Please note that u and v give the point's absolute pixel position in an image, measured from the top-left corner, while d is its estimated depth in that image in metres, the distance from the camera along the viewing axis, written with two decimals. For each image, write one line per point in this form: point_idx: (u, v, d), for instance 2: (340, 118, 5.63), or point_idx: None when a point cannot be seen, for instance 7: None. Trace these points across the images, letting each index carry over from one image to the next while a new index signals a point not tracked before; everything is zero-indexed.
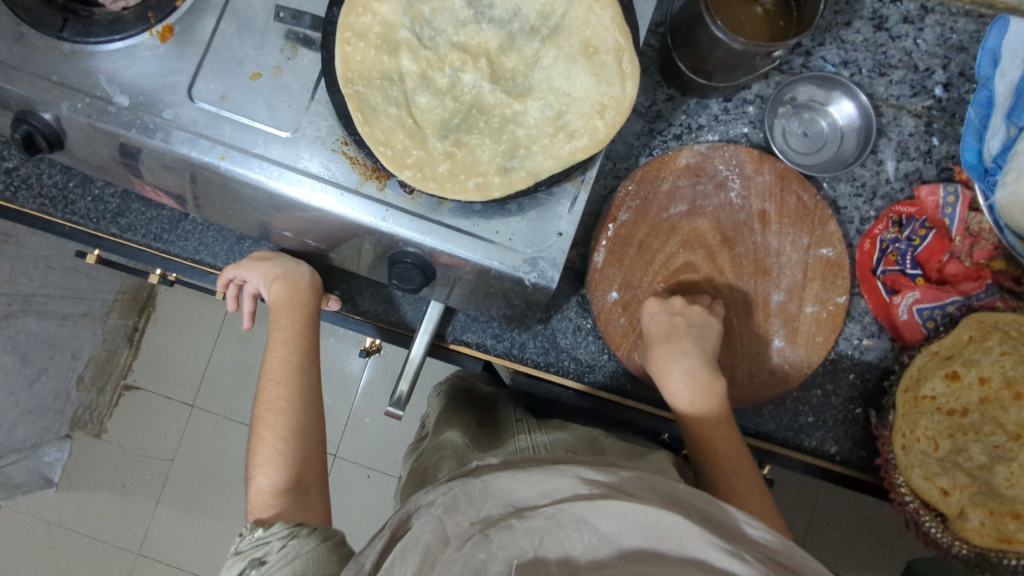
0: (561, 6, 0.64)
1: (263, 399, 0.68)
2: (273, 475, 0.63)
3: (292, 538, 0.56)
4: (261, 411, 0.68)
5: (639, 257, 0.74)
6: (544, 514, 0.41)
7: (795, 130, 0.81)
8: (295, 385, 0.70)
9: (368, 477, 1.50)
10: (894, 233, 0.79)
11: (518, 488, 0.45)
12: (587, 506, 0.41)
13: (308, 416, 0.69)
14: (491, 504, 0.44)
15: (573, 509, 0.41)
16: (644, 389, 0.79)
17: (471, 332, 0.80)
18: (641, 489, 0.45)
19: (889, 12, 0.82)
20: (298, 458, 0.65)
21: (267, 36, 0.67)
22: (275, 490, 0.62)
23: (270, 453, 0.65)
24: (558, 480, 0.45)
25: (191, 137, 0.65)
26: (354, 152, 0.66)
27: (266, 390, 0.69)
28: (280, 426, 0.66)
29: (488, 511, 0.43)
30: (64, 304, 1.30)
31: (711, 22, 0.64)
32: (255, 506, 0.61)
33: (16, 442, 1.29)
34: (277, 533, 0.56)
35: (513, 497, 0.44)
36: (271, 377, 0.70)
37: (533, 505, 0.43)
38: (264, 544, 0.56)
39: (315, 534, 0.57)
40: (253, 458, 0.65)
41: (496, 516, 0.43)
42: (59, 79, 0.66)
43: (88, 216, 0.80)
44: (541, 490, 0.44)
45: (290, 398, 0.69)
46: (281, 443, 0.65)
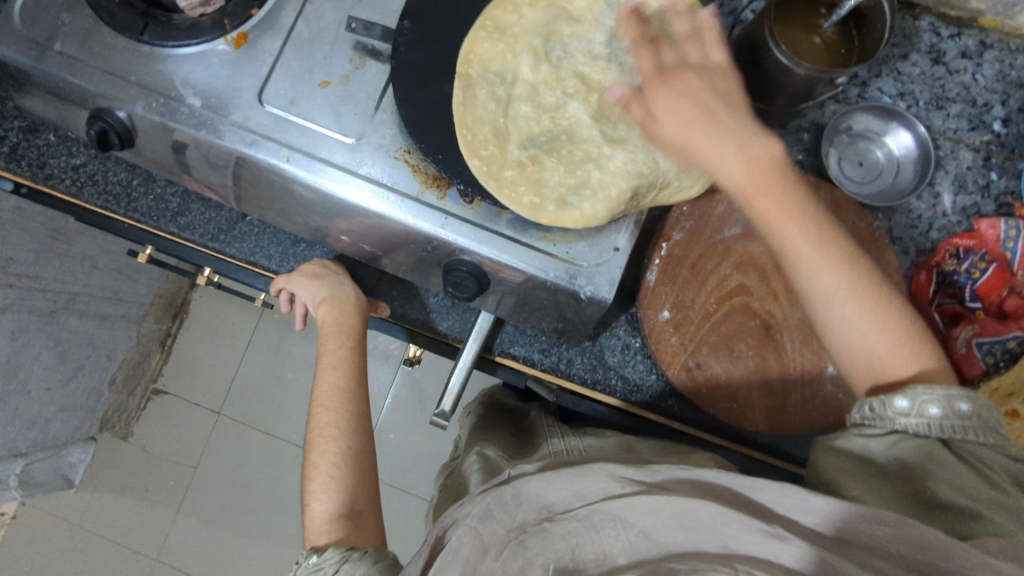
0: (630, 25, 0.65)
1: (315, 426, 0.68)
2: (326, 500, 0.63)
3: (345, 563, 0.55)
4: (312, 437, 0.68)
5: (691, 277, 0.75)
6: (577, 517, 0.41)
7: (851, 158, 0.80)
8: (345, 411, 0.69)
9: (391, 495, 1.48)
10: (952, 265, 0.77)
11: (550, 490, 0.44)
12: (620, 503, 0.40)
13: (359, 441, 0.68)
14: (525, 510, 0.44)
15: (607, 507, 0.40)
16: (691, 412, 0.78)
17: (518, 345, 0.80)
18: (676, 483, 0.42)
19: (947, 47, 0.83)
20: (352, 485, 0.65)
21: (337, 46, 0.69)
22: (329, 516, 0.62)
23: (324, 479, 0.64)
24: (590, 479, 0.43)
25: (259, 139, 0.67)
26: (416, 161, 0.67)
27: (317, 416, 0.70)
28: (331, 452, 0.66)
29: (522, 518, 0.43)
30: (105, 304, 1.32)
31: (776, 48, 0.65)
32: (311, 533, 0.61)
33: (48, 439, 1.30)
34: (330, 559, 0.56)
35: (546, 500, 0.43)
36: (321, 404, 0.70)
37: (565, 508, 0.42)
38: (317, 571, 0.56)
39: (366, 557, 0.56)
40: (308, 485, 0.65)
41: (530, 522, 0.42)
42: (136, 79, 0.68)
43: (149, 213, 0.82)
44: (573, 491, 0.43)
45: (341, 424, 0.68)
46: (333, 468, 0.65)
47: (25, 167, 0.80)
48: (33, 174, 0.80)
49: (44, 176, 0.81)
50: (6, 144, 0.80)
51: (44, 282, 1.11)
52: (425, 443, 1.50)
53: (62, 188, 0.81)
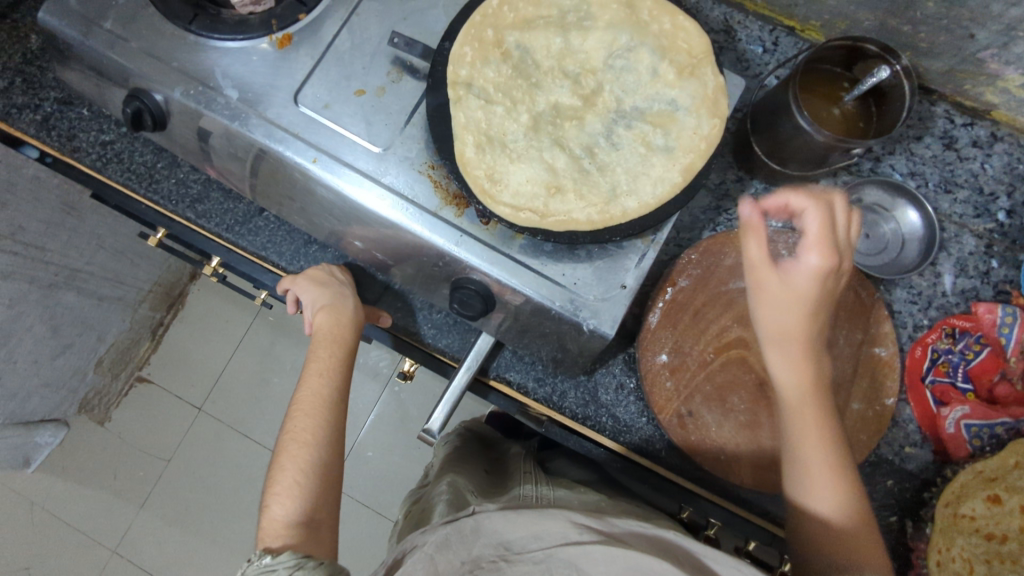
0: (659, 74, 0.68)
1: (290, 429, 0.69)
2: (288, 505, 0.63)
3: (298, 569, 0.54)
4: (285, 441, 0.68)
5: (692, 324, 0.75)
6: (533, 559, 0.43)
7: (858, 230, 0.83)
8: (322, 419, 0.70)
9: (361, 513, 1.46)
10: (947, 344, 0.79)
11: (510, 528, 0.47)
12: (577, 551, 0.43)
13: (328, 452, 0.68)
14: (482, 544, 0.46)
15: (563, 554, 0.43)
16: (679, 457, 0.78)
17: (513, 371, 0.80)
18: (631, 538, 0.47)
19: (960, 134, 0.86)
20: (315, 491, 0.65)
21: (377, 58, 0.71)
22: (288, 521, 0.61)
23: (289, 484, 0.64)
24: (549, 523, 0.46)
25: (289, 137, 0.68)
26: (439, 177, 0.68)
27: (294, 421, 0.70)
28: (302, 458, 0.66)
29: (478, 551, 0.45)
30: (104, 284, 1.32)
31: (798, 112, 0.67)
32: (266, 535, 0.60)
33: (25, 413, 1.28)
34: (284, 562, 0.55)
35: (504, 538, 0.46)
36: (300, 409, 0.71)
37: (523, 548, 0.45)
38: (268, 572, 0.55)
39: (322, 567, 0.55)
40: (271, 487, 0.65)
41: (486, 556, 0.44)
42: (178, 65, 0.70)
43: (168, 196, 0.83)
44: (532, 531, 0.46)
45: (316, 431, 0.69)
46: (299, 474, 0.65)
47: (54, 137, 0.82)
48: (61, 145, 0.82)
49: (71, 148, 0.82)
50: (39, 113, 0.82)
51: (49, 254, 1.11)
52: (403, 464, 1.49)
53: (87, 161, 0.82)
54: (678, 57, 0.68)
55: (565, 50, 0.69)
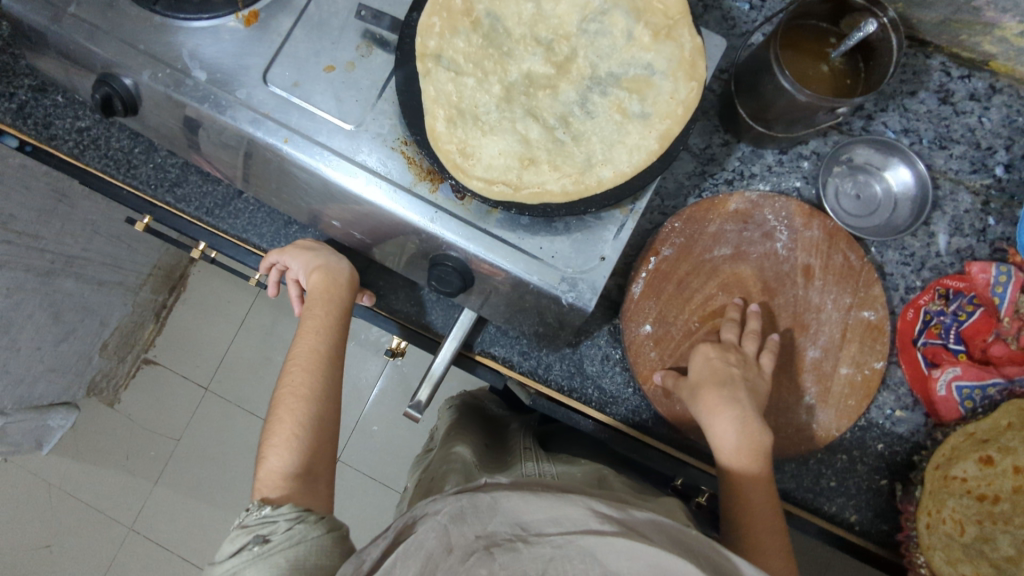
0: (634, 37, 0.66)
1: (286, 383, 0.69)
2: (286, 458, 0.64)
3: (299, 521, 0.58)
4: (282, 395, 0.68)
5: (677, 293, 0.75)
6: (552, 542, 0.44)
7: (848, 190, 0.81)
8: (320, 374, 0.70)
9: (367, 486, 1.49)
10: (940, 305, 0.77)
11: (526, 510, 0.48)
12: (597, 541, 0.44)
13: (327, 409, 0.69)
14: (498, 521, 0.48)
15: (582, 542, 0.44)
16: (666, 427, 0.78)
17: (498, 345, 0.80)
18: (650, 529, 0.47)
19: (956, 87, 0.82)
20: (312, 448, 0.66)
21: (346, 32, 0.69)
22: (286, 473, 0.63)
23: (287, 436, 0.65)
24: (569, 508, 0.48)
25: (260, 118, 0.67)
26: (412, 153, 0.67)
27: (291, 374, 0.70)
28: (299, 412, 0.67)
29: (494, 529, 0.47)
30: (103, 270, 1.33)
31: (779, 72, 0.65)
32: (264, 486, 0.62)
33: (33, 398, 1.31)
34: (285, 514, 0.58)
35: (520, 518, 0.47)
36: (296, 363, 0.71)
37: (540, 531, 0.46)
38: (270, 523, 0.58)
39: (321, 523, 0.59)
40: (269, 438, 0.66)
41: (502, 534, 0.46)
42: (145, 48, 0.69)
43: (147, 181, 0.83)
44: (550, 515, 0.47)
45: (313, 386, 0.69)
46: (298, 428, 0.66)
47: (31, 125, 0.81)
48: (38, 134, 0.82)
49: (49, 136, 0.82)
50: (14, 102, 0.81)
51: (44, 242, 1.12)
52: (406, 437, 1.50)
53: (65, 149, 0.82)
54: (653, 19, 0.65)
55: (538, 15, 0.66)
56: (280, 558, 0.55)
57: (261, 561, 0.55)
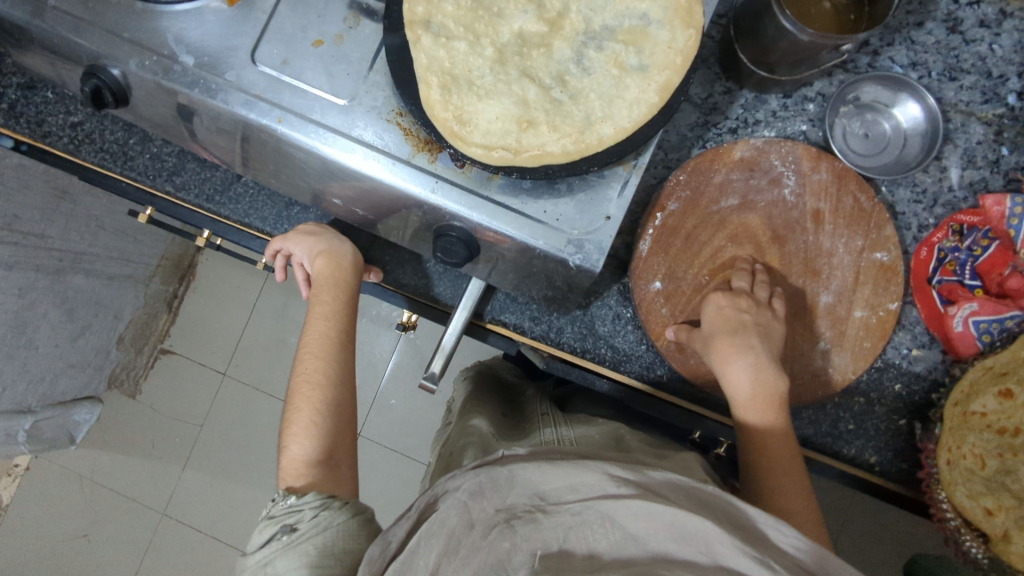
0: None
1: (300, 372, 0.70)
2: (307, 445, 0.65)
3: (324, 509, 0.59)
4: (297, 383, 0.69)
5: (685, 248, 0.73)
6: (571, 510, 0.46)
7: (856, 130, 0.79)
8: (333, 360, 0.71)
9: (391, 458, 1.51)
10: (954, 242, 0.76)
11: (544, 480, 0.49)
12: (614, 504, 0.45)
13: (343, 393, 0.69)
14: (517, 493, 0.49)
15: (599, 506, 0.45)
16: (681, 382, 0.78)
17: (509, 312, 0.80)
18: (668, 489, 0.47)
19: (965, 15, 0.79)
20: (332, 433, 0.67)
21: (331, 4, 0.68)
22: (308, 460, 0.64)
23: (306, 424, 0.66)
24: (585, 474, 0.49)
25: (251, 99, 0.66)
26: (408, 124, 0.66)
27: (304, 362, 0.71)
28: (316, 399, 0.67)
29: (513, 500, 0.48)
30: (111, 264, 1.34)
31: (780, 12, 0.63)
32: (287, 474, 0.63)
33: (56, 394, 1.33)
34: (309, 503, 0.59)
35: (539, 489, 0.48)
36: (309, 351, 0.71)
37: (558, 499, 0.47)
38: (296, 512, 0.59)
39: (346, 508, 0.60)
40: (288, 427, 0.66)
41: (521, 506, 0.47)
42: (129, 36, 0.67)
43: (145, 172, 0.82)
44: (566, 483, 0.48)
45: (328, 372, 0.70)
46: (316, 415, 0.67)
47: (23, 124, 0.81)
48: (32, 132, 0.81)
49: (43, 134, 0.81)
50: (4, 101, 0.80)
51: (49, 240, 1.12)
52: (425, 408, 1.52)
53: (60, 145, 0.81)
54: None
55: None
56: (307, 546, 0.56)
57: (291, 550, 0.56)
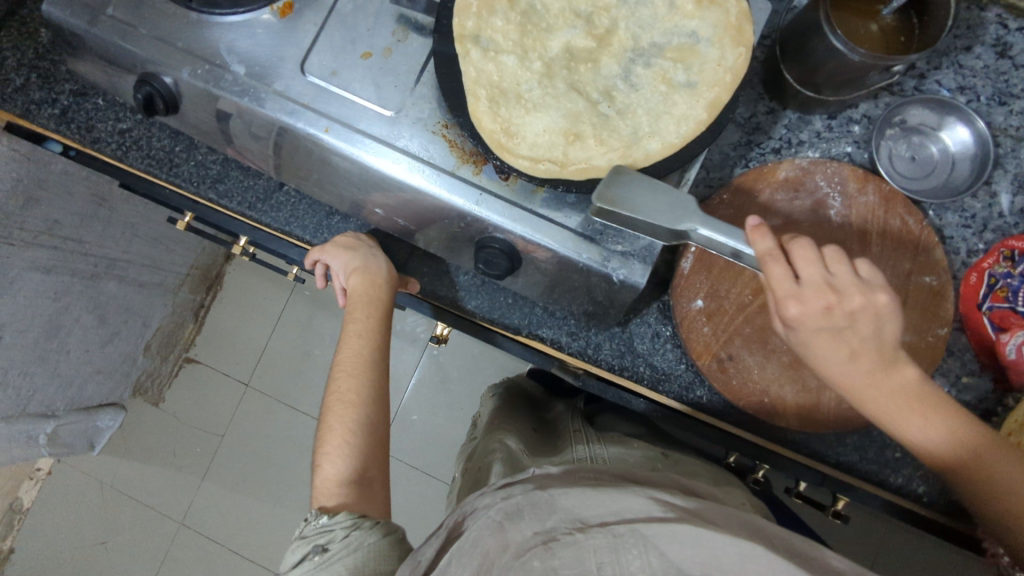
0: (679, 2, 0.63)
1: (334, 390, 0.69)
2: (340, 464, 0.64)
3: (355, 528, 0.58)
4: (331, 401, 0.69)
5: (728, 267, 0.72)
6: (613, 531, 0.44)
7: (903, 152, 0.78)
8: (364, 378, 0.70)
9: (411, 475, 1.50)
10: (1006, 268, 0.74)
11: (585, 504, 0.48)
12: (656, 528, 0.43)
13: (376, 414, 0.69)
14: (558, 518, 0.47)
15: (643, 530, 0.43)
16: (721, 403, 0.76)
17: (546, 327, 0.79)
18: (724, 520, 0.46)
19: (1015, 40, 0.79)
20: (365, 449, 0.66)
21: (382, 18, 0.69)
22: (340, 479, 0.63)
23: (338, 443, 0.65)
24: (629, 501, 0.47)
25: (299, 109, 0.67)
26: (454, 136, 0.66)
27: (338, 381, 0.70)
28: (349, 418, 0.67)
29: (554, 523, 0.46)
30: (143, 272, 1.36)
31: (831, 33, 0.62)
32: (321, 494, 0.63)
33: (84, 398, 1.35)
34: (341, 522, 0.58)
35: (580, 513, 0.47)
36: (342, 369, 0.71)
37: (601, 522, 0.45)
38: (327, 532, 0.58)
39: (377, 527, 0.58)
40: (321, 445, 0.66)
41: (561, 528, 0.45)
42: (183, 46, 0.69)
43: (190, 179, 0.83)
44: (611, 508, 0.47)
45: (360, 393, 0.69)
46: (349, 434, 0.66)
47: (73, 129, 0.82)
48: (81, 137, 0.82)
49: (92, 139, 0.82)
50: (56, 107, 0.82)
51: (86, 245, 1.14)
52: (448, 426, 1.51)
53: (108, 151, 0.82)
54: None
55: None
56: (339, 566, 0.55)
57: (322, 571, 0.55)
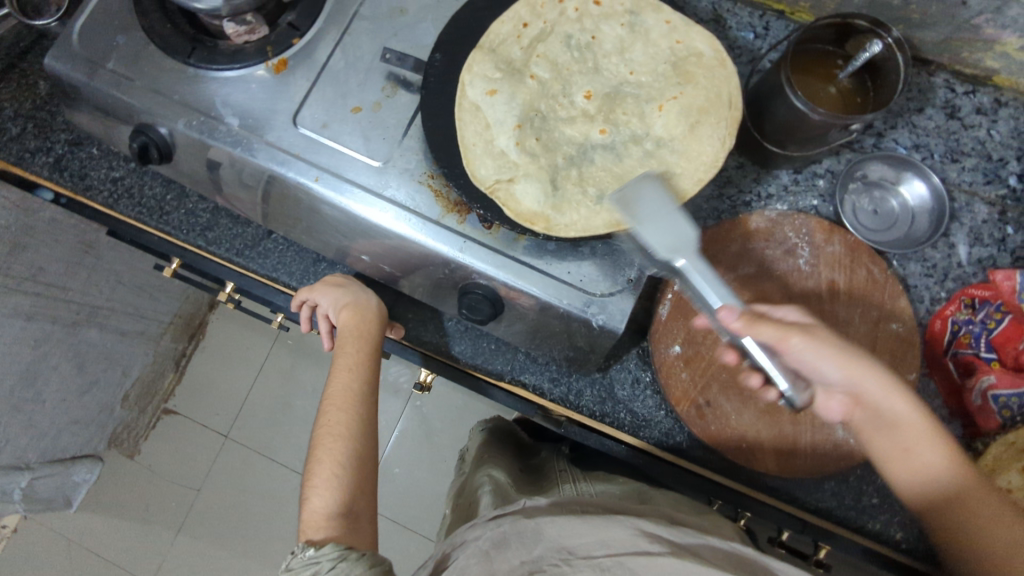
0: (660, 79, 0.68)
1: (324, 423, 0.69)
2: (328, 497, 0.63)
3: (343, 560, 0.57)
4: (320, 434, 0.69)
5: (703, 314, 0.74)
6: (599, 565, 0.45)
7: (865, 207, 0.82)
8: (357, 413, 0.70)
9: (392, 530, 1.46)
10: (967, 315, 0.77)
11: (571, 534, 0.49)
12: (643, 560, 0.44)
13: (366, 446, 0.69)
14: (543, 546, 0.49)
15: (628, 561, 0.44)
16: (701, 450, 0.77)
17: (529, 373, 0.81)
18: (702, 550, 0.47)
19: (962, 103, 0.84)
20: (352, 483, 0.65)
21: (371, 75, 0.72)
22: (329, 513, 0.62)
23: (327, 475, 0.65)
24: (614, 530, 0.48)
25: (291, 159, 0.69)
26: (439, 186, 0.69)
27: (327, 414, 0.70)
28: (338, 450, 0.67)
29: (540, 553, 0.48)
30: (125, 320, 1.35)
31: (792, 94, 0.67)
32: (308, 527, 0.61)
33: (57, 450, 1.31)
34: (328, 554, 0.57)
35: (566, 542, 0.48)
36: (332, 402, 0.71)
37: (588, 553, 0.46)
38: (314, 564, 0.57)
39: (363, 560, 0.57)
40: (310, 478, 0.65)
41: (548, 559, 0.47)
42: (180, 98, 0.72)
43: (179, 227, 0.84)
44: (597, 537, 0.48)
45: (350, 425, 0.69)
46: (337, 466, 0.65)
47: (66, 177, 0.84)
48: (74, 185, 0.84)
49: (84, 187, 0.84)
50: (51, 156, 0.84)
51: (69, 292, 1.14)
52: (431, 478, 1.49)
53: (99, 198, 0.84)
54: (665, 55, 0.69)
55: (569, 54, 0.70)
56: None
57: None
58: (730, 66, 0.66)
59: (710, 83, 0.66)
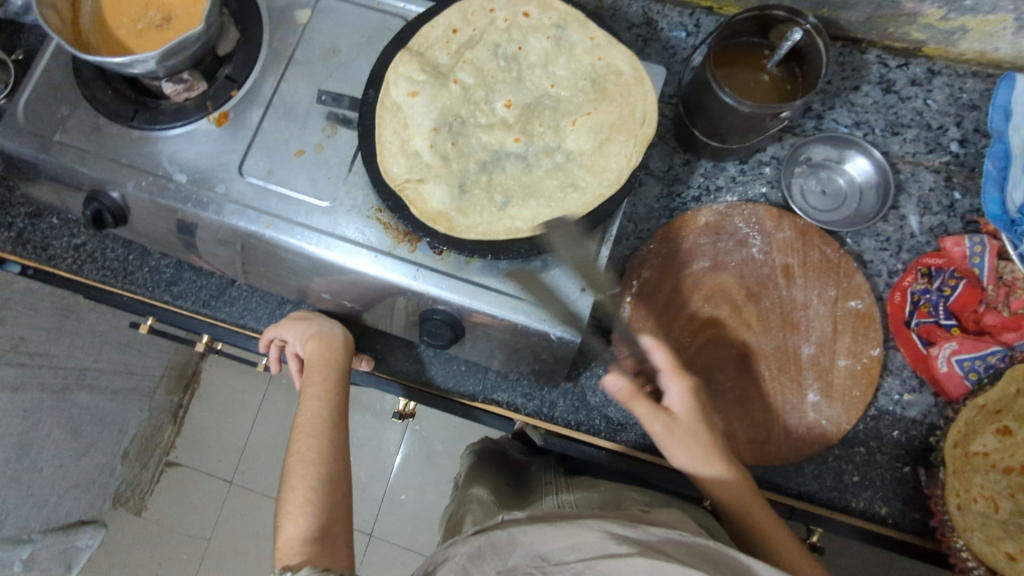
0: (579, 94, 0.71)
1: (294, 452, 0.69)
2: (302, 522, 0.63)
3: None
4: (291, 461, 0.69)
5: (664, 312, 0.75)
6: (572, 569, 0.45)
7: (814, 188, 0.84)
8: (328, 438, 0.71)
9: (404, 557, 1.46)
10: (924, 284, 0.79)
11: (544, 540, 0.49)
12: (614, 562, 0.44)
13: (337, 471, 0.69)
14: (518, 554, 0.49)
15: (600, 564, 0.44)
16: None
17: (501, 390, 0.82)
18: (671, 547, 0.47)
19: (896, 76, 0.86)
20: (326, 510, 0.65)
21: (311, 117, 0.74)
22: (303, 537, 0.62)
23: (300, 501, 0.65)
24: (586, 534, 0.48)
25: (240, 209, 0.71)
26: (387, 219, 0.70)
27: (298, 442, 0.71)
28: (311, 476, 0.67)
29: (515, 561, 0.48)
30: (115, 379, 1.36)
31: (720, 91, 0.68)
32: (283, 554, 0.61)
33: (61, 515, 1.32)
34: None
35: (540, 550, 0.48)
36: (301, 432, 0.71)
37: (560, 559, 0.47)
38: None
39: None
40: (284, 507, 0.65)
41: (523, 567, 0.47)
42: (127, 161, 0.73)
43: (144, 285, 0.86)
44: (568, 542, 0.48)
45: (321, 451, 0.70)
46: (310, 492, 0.66)
47: (30, 250, 0.86)
48: (38, 256, 0.85)
49: (48, 257, 0.86)
50: (13, 230, 0.86)
51: (55, 359, 1.15)
52: (437, 501, 1.49)
53: (64, 267, 0.86)
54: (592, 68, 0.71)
55: (499, 76, 0.72)
56: None
57: None
58: (647, 84, 0.69)
59: (625, 101, 0.69)
